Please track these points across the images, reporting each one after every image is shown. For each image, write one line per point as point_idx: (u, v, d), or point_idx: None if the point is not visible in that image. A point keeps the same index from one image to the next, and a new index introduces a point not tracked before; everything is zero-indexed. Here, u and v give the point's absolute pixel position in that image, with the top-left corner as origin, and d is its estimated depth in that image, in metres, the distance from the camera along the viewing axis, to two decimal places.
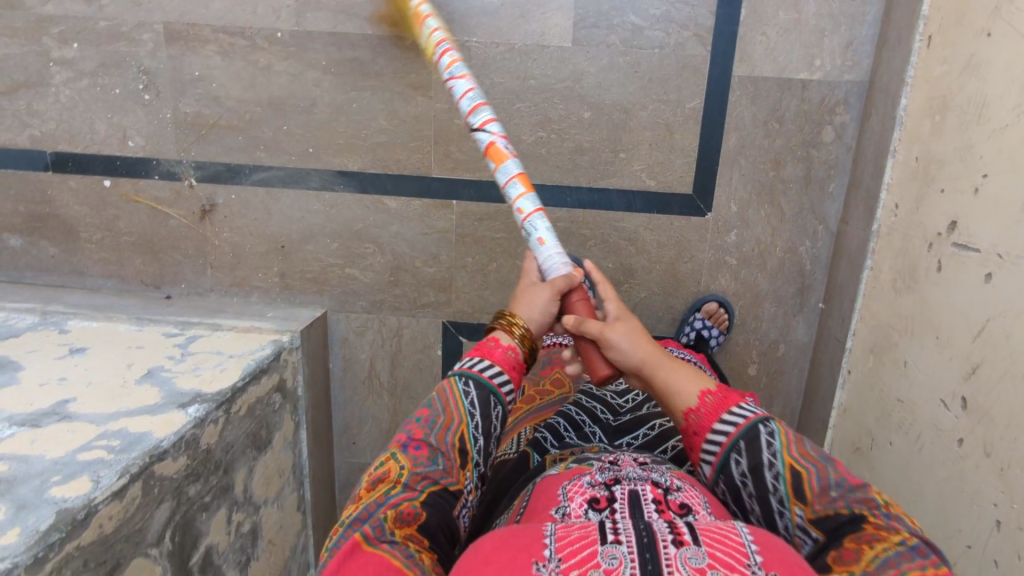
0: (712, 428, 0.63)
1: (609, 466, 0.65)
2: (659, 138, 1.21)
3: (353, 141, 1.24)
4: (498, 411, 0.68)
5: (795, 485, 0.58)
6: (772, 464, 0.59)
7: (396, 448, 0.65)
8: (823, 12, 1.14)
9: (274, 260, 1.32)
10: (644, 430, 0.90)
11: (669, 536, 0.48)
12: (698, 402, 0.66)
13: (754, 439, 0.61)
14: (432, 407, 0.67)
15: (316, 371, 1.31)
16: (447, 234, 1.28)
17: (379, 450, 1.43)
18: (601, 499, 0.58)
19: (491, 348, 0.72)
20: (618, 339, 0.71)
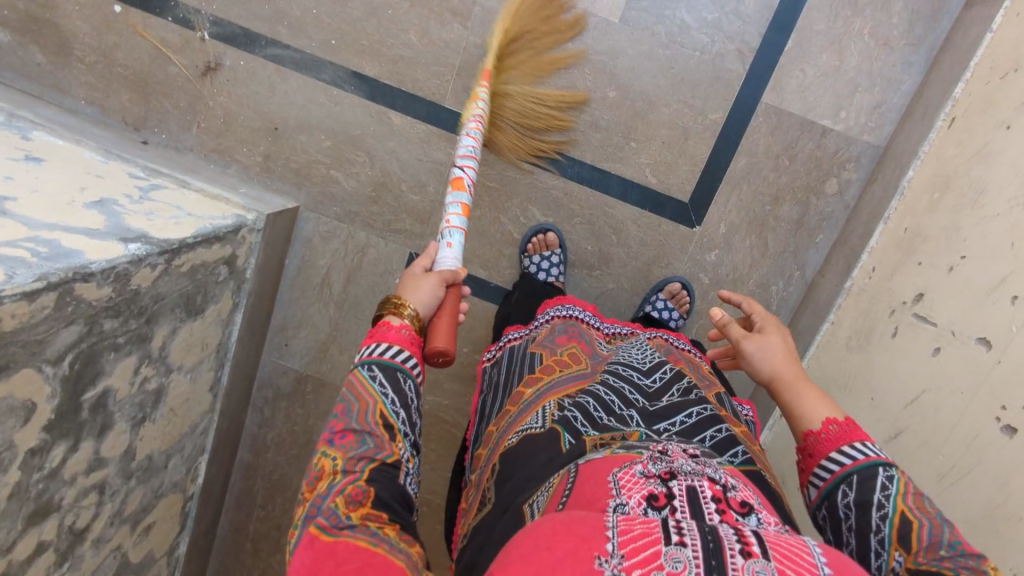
0: (828, 455, 0.62)
1: (662, 458, 0.58)
2: (673, 138, 1.21)
3: (378, 47, 1.23)
4: (409, 382, 0.68)
5: (901, 531, 0.54)
6: (881, 505, 0.56)
7: (324, 446, 0.63)
8: (862, 68, 1.16)
9: (263, 139, 1.28)
10: (681, 418, 0.77)
11: (735, 544, 0.44)
12: (819, 426, 0.65)
13: (868, 478, 0.58)
14: (344, 401, 0.66)
15: (270, 261, 1.28)
16: (442, 167, 1.27)
17: (308, 359, 1.41)
18: (659, 494, 0.51)
19: (384, 331, 0.72)
20: (752, 350, 0.75)
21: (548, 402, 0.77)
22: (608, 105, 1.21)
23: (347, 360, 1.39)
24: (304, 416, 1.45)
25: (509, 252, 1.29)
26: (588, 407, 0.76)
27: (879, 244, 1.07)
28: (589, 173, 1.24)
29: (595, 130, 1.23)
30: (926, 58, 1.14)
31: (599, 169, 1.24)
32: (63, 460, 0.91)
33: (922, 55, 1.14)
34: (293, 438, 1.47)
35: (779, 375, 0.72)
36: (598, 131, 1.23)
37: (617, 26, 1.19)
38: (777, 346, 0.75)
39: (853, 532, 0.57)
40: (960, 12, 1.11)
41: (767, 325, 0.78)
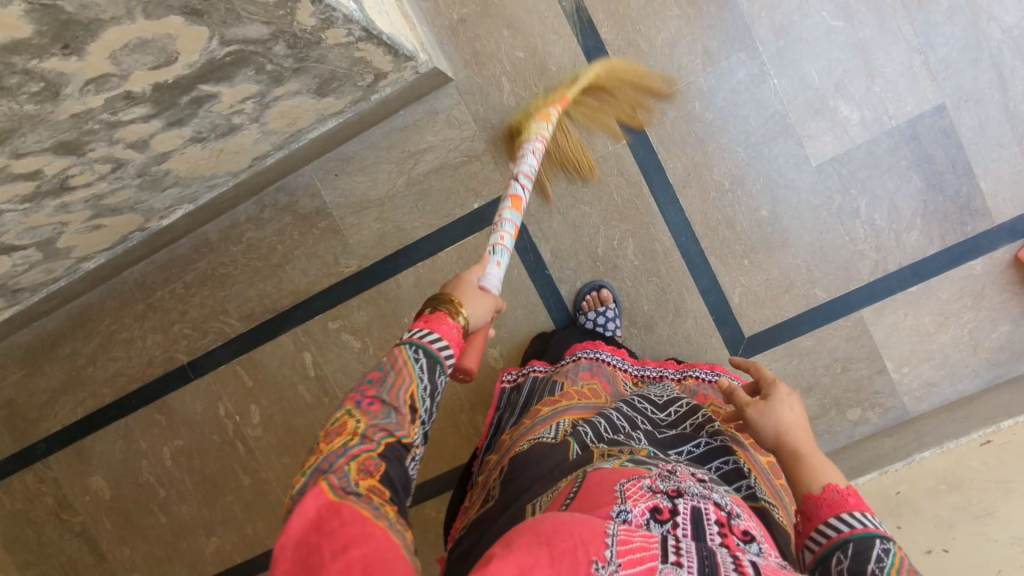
0: (825, 522, 0.68)
1: (670, 476, 0.71)
2: (775, 282, 1.27)
3: (626, 20, 1.22)
4: (442, 376, 0.69)
5: None
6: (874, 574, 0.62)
7: (350, 406, 0.64)
8: (944, 349, 1.26)
9: (472, 4, 1.24)
10: (689, 448, 0.90)
11: (730, 570, 0.54)
12: (820, 491, 0.71)
13: (865, 546, 0.64)
14: (381, 371, 0.67)
15: (395, 102, 1.22)
16: (591, 151, 1.26)
17: (344, 203, 1.36)
18: (663, 510, 0.63)
19: (437, 322, 0.72)
20: (757, 414, 0.81)
21: (561, 421, 0.92)
22: (753, 219, 1.25)
23: (374, 230, 1.35)
24: (293, 244, 1.39)
25: (581, 260, 1.30)
26: (599, 428, 0.89)
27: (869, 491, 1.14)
28: (694, 253, 1.28)
29: (727, 228, 1.26)
30: (990, 379, 1.25)
31: (704, 258, 1.28)
32: (131, 121, 0.81)
33: (989, 375, 1.25)
34: (266, 253, 1.41)
35: (785, 440, 0.78)
36: (729, 230, 1.27)
37: (809, 167, 1.23)
38: (784, 412, 0.81)
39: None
40: None
41: (774, 391, 0.83)
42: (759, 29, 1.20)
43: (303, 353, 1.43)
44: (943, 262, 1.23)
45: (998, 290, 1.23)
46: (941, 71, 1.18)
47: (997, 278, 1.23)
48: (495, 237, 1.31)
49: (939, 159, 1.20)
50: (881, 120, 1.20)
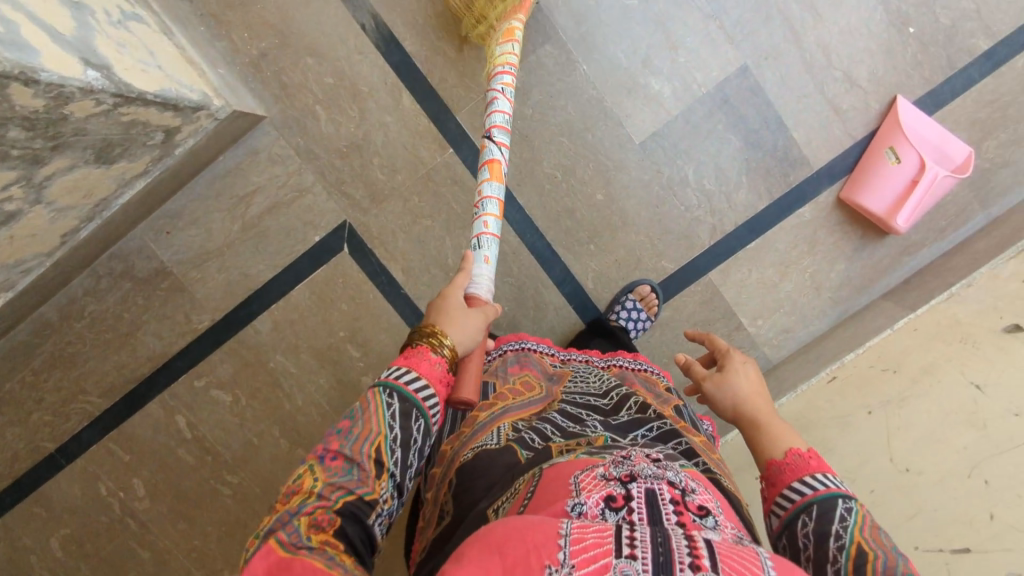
0: (789, 485, 0.70)
1: (624, 460, 0.70)
2: (624, 261, 1.30)
3: (428, 30, 1.21)
4: (419, 423, 0.69)
5: (857, 561, 0.61)
6: (840, 535, 0.63)
7: (312, 460, 0.64)
8: (791, 296, 1.31)
9: (269, 36, 1.20)
10: (643, 430, 0.90)
11: (686, 557, 0.52)
12: (782, 454, 0.74)
13: (828, 508, 0.66)
14: (352, 419, 0.67)
15: (206, 151, 1.18)
16: (420, 165, 1.25)
17: (183, 259, 1.31)
18: (617, 497, 0.64)
19: (418, 359, 0.73)
20: (716, 385, 0.85)
21: (502, 424, 0.91)
22: (590, 206, 1.28)
23: (220, 280, 1.31)
24: (140, 309, 1.34)
25: (435, 273, 1.29)
26: (546, 429, 0.89)
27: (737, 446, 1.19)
28: (542, 247, 1.29)
29: (569, 218, 1.28)
30: (838, 316, 1.31)
31: (553, 250, 1.29)
32: None
33: (837, 312, 1.31)
34: (114, 322, 1.35)
35: (744, 408, 0.82)
36: (570, 220, 1.28)
37: (634, 147, 1.25)
38: (741, 383, 0.85)
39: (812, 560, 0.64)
40: (876, 298, 1.29)
41: (730, 364, 0.87)
42: (559, 19, 1.21)
43: (176, 417, 1.38)
44: (775, 214, 1.28)
45: (829, 232, 1.28)
46: (737, 33, 1.22)
47: (827, 221, 1.28)
48: (343, 267, 1.29)
49: (752, 118, 1.24)
50: (692, 89, 1.23)
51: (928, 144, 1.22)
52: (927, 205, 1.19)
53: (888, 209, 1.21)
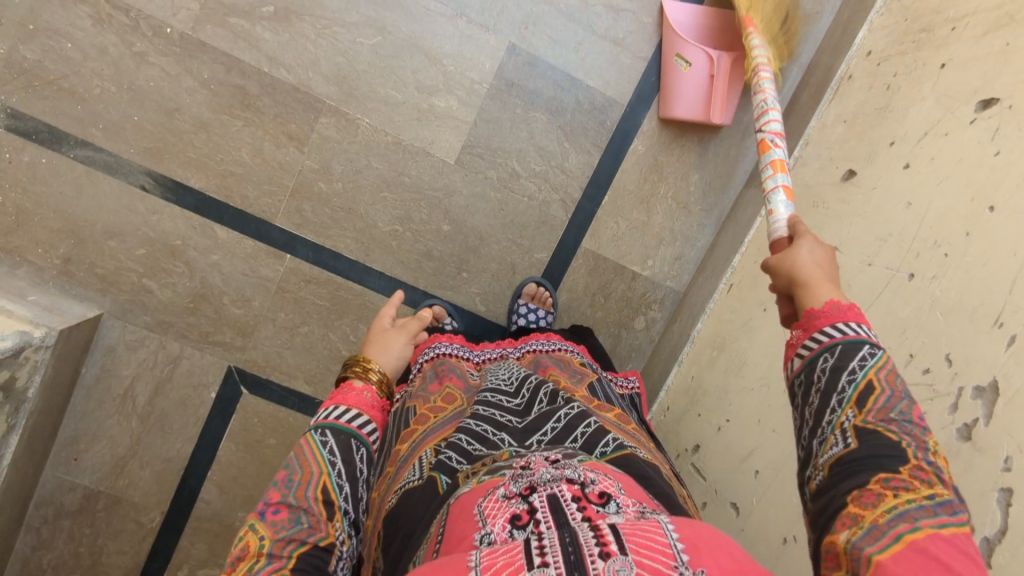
0: (819, 329, 0.55)
1: (522, 472, 0.58)
2: (502, 271, 1.28)
3: (205, 160, 1.17)
4: (362, 453, 0.68)
5: (862, 396, 0.50)
6: (854, 372, 0.51)
7: (253, 519, 0.60)
8: (666, 225, 1.31)
9: (63, 240, 1.17)
10: (551, 424, 0.80)
11: (594, 547, 0.45)
12: (820, 304, 0.56)
13: (852, 350, 0.53)
14: (289, 467, 0.64)
15: (62, 373, 1.16)
16: (268, 283, 1.23)
17: (103, 475, 1.27)
18: (522, 513, 0.51)
19: (346, 394, 0.73)
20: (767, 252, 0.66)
21: (423, 453, 0.79)
22: (443, 238, 1.25)
23: (147, 475, 1.29)
24: (91, 537, 1.29)
25: (338, 369, 1.28)
26: (461, 444, 0.77)
27: (677, 388, 1.20)
28: (420, 298, 1.27)
29: (429, 259, 1.26)
30: (716, 221, 1.31)
31: (431, 295, 1.27)
32: None
33: (713, 219, 1.31)
34: (76, 561, 1.29)
35: (799, 281, 0.60)
36: (431, 260, 1.26)
37: (453, 166, 1.23)
38: (809, 254, 0.62)
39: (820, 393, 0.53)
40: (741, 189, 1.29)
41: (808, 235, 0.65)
42: (319, 88, 1.18)
43: None
44: (611, 161, 1.27)
45: (668, 151, 1.28)
46: (488, 19, 1.20)
47: (660, 142, 1.27)
48: (250, 408, 1.28)
49: (543, 87, 1.23)
50: (474, 90, 1.21)
51: (701, 34, 1.21)
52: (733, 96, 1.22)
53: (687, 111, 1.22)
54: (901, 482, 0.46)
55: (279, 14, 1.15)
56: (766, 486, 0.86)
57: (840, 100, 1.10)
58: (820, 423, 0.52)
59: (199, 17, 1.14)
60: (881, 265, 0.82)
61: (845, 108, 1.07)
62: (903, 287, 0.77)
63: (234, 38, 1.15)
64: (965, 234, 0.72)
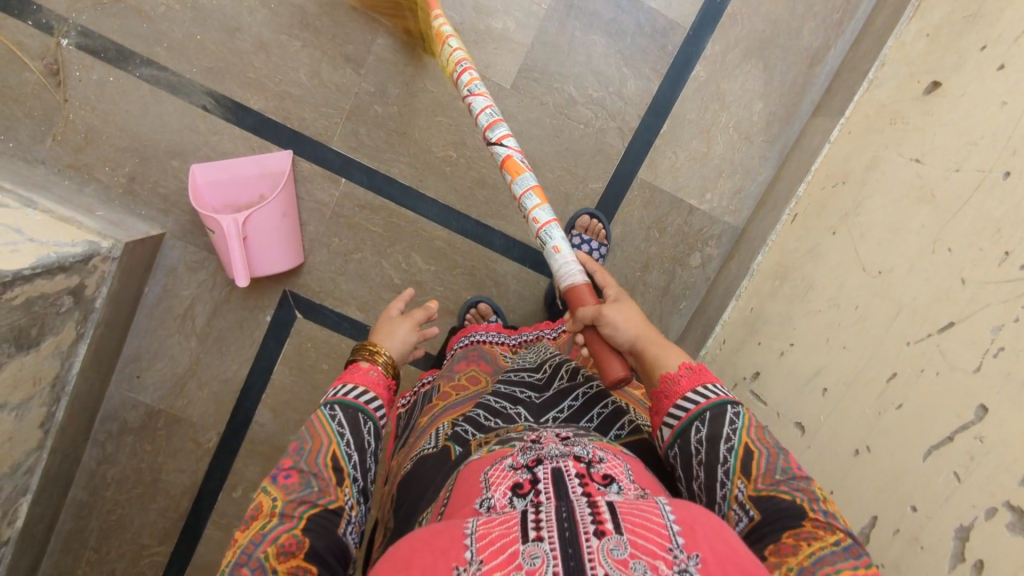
0: (683, 395, 0.67)
1: (531, 446, 0.61)
2: (555, 202, 1.26)
3: (264, 81, 1.18)
4: (370, 425, 0.71)
5: (744, 460, 0.62)
6: (729, 438, 0.63)
7: (266, 481, 0.64)
8: (726, 157, 1.25)
9: (128, 159, 1.20)
10: (570, 402, 0.85)
11: (589, 525, 0.48)
12: (674, 369, 0.70)
13: (719, 415, 0.64)
14: (301, 438, 0.68)
15: (127, 289, 1.19)
16: (323, 207, 1.24)
17: (163, 393, 1.31)
18: (523, 482, 0.55)
19: (354, 372, 0.77)
20: (612, 316, 0.76)
21: (442, 425, 0.82)
22: (496, 165, 1.24)
23: (205, 396, 1.32)
24: (152, 454, 1.33)
25: (388, 298, 1.29)
26: (478, 418, 0.80)
27: (734, 321, 1.15)
28: (472, 227, 1.26)
29: (482, 187, 1.25)
30: (780, 154, 1.26)
31: (483, 225, 1.26)
32: None
33: (776, 151, 1.26)
34: (138, 477, 1.34)
35: (641, 342, 0.75)
36: (484, 188, 1.25)
37: (508, 91, 1.21)
38: (625, 312, 0.77)
39: (702, 464, 0.63)
40: (807, 119, 1.23)
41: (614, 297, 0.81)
42: (377, 8, 1.17)
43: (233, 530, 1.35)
44: (671, 87, 1.22)
45: (731, 79, 1.23)
46: None
47: (722, 69, 1.22)
48: (304, 333, 1.29)
49: (602, 10, 1.19)
50: (531, 11, 1.19)
51: (252, 183, 1.21)
52: (267, 251, 1.18)
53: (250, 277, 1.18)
54: (808, 533, 0.57)
55: None
56: (833, 403, 0.80)
57: (922, 16, 1.03)
58: (716, 497, 0.62)
59: None
60: (971, 168, 0.77)
61: (929, 22, 1.01)
62: (998, 185, 0.72)
63: None
64: None
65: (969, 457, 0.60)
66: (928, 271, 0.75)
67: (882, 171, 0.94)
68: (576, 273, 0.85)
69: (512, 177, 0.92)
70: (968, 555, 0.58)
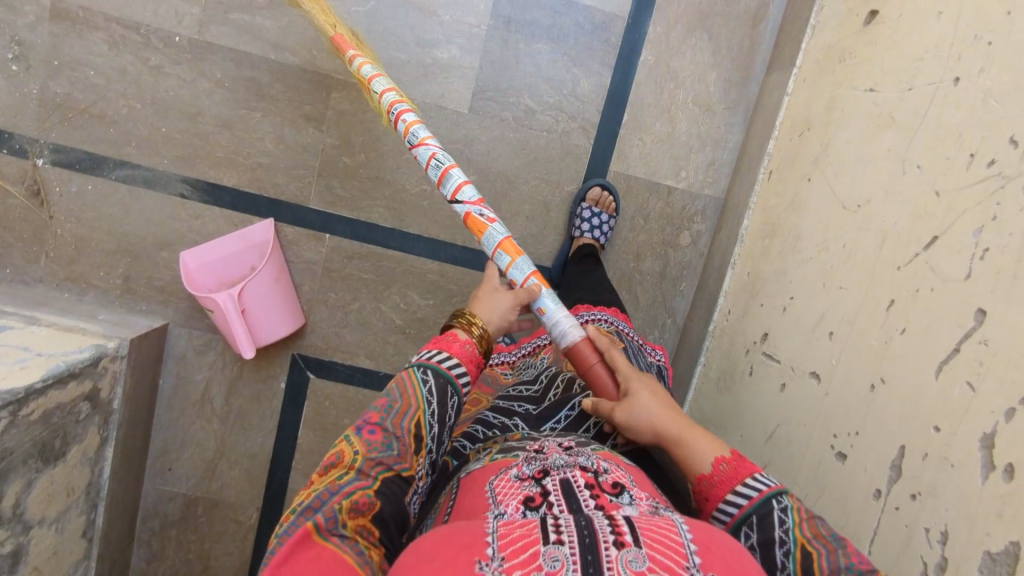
0: (725, 498, 0.62)
1: (535, 457, 0.64)
2: (536, 212, 1.27)
3: (233, 157, 1.21)
4: (456, 401, 0.69)
5: (805, 564, 0.56)
6: (784, 540, 0.58)
7: (352, 431, 0.64)
8: (693, 132, 1.26)
9: (120, 260, 1.23)
10: (566, 412, 0.86)
11: (609, 535, 0.46)
12: (709, 468, 0.64)
13: (766, 515, 0.59)
14: (389, 395, 0.67)
15: (141, 385, 1.22)
16: (313, 266, 1.26)
17: (197, 479, 1.32)
18: (534, 496, 0.55)
19: (449, 341, 0.72)
20: (635, 412, 0.71)
21: None
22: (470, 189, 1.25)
23: (237, 474, 1.33)
24: (198, 541, 1.34)
25: (394, 340, 1.30)
26: (476, 432, 0.83)
27: (734, 288, 1.14)
28: (461, 254, 1.27)
29: (461, 213, 1.26)
30: (744, 117, 1.26)
31: (470, 249, 1.27)
32: None
33: (741, 116, 1.26)
34: (188, 567, 1.34)
35: (665, 437, 0.69)
36: None
37: (467, 115, 1.23)
38: (648, 402, 0.71)
39: (763, 570, 0.59)
40: (763, 78, 1.23)
41: (632, 383, 0.74)
42: (326, 64, 1.19)
43: None
44: (624, 78, 1.23)
45: (680, 56, 1.24)
46: None
47: (670, 49, 1.23)
48: (320, 392, 1.30)
49: (542, 18, 1.21)
50: (473, 34, 1.20)
51: (242, 257, 1.23)
52: (263, 322, 1.19)
53: (255, 348, 1.19)
54: None
55: None
56: (842, 343, 0.78)
57: None
58: None
59: (202, 20, 1.17)
60: (923, 84, 0.76)
61: None
62: (951, 94, 0.71)
63: (237, 33, 1.17)
64: (1006, 14, 0.66)
65: (979, 365, 0.58)
66: (904, 193, 0.75)
67: (843, 107, 0.94)
68: (573, 332, 0.80)
69: (480, 235, 0.87)
70: (997, 462, 0.55)
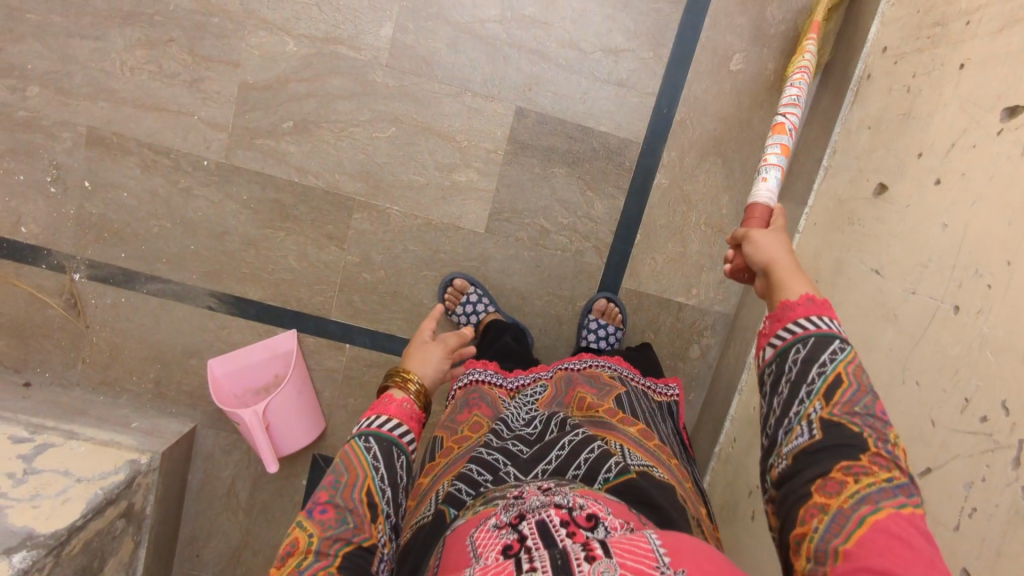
0: (795, 320, 0.58)
1: (514, 502, 0.58)
2: (548, 325, 1.31)
3: (259, 274, 1.26)
4: (403, 459, 0.67)
5: (831, 387, 0.54)
6: (824, 363, 0.54)
7: (301, 516, 0.62)
8: (704, 251, 1.28)
9: (151, 366, 1.29)
10: (557, 451, 0.76)
11: (580, 553, 0.47)
12: (796, 296, 0.60)
13: (824, 342, 0.56)
14: (334, 470, 0.65)
15: (171, 486, 1.28)
16: (334, 373, 1.31)
17: (222, 567, 1.38)
18: (512, 542, 0.50)
19: (386, 404, 0.72)
20: (761, 239, 0.67)
21: (443, 483, 0.77)
22: None
23: (261, 562, 1.39)
24: None
25: None
26: (471, 474, 0.74)
27: (738, 417, 1.17)
28: None
29: None
30: None
31: None
32: None
33: None
34: None
35: (775, 264, 0.65)
36: None
37: (483, 236, 1.27)
38: (779, 241, 0.67)
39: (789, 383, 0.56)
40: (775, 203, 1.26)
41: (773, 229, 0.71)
42: (348, 187, 1.23)
43: None
44: (637, 201, 1.26)
45: (693, 180, 1.26)
46: (491, 89, 1.21)
47: (684, 172, 1.25)
48: None
49: (558, 142, 1.24)
50: (491, 158, 1.24)
51: (265, 367, 1.28)
52: (286, 433, 1.24)
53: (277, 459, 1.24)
54: (861, 468, 0.50)
55: (299, 126, 1.21)
56: None
57: (862, 104, 1.05)
58: (787, 414, 0.55)
59: (230, 145, 1.21)
60: (924, 293, 0.79)
61: (867, 112, 1.03)
62: (951, 320, 0.74)
63: (264, 157, 1.22)
64: (1007, 264, 0.68)
65: None
66: (904, 404, 0.77)
67: (848, 275, 0.96)
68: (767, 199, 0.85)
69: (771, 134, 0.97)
70: None
